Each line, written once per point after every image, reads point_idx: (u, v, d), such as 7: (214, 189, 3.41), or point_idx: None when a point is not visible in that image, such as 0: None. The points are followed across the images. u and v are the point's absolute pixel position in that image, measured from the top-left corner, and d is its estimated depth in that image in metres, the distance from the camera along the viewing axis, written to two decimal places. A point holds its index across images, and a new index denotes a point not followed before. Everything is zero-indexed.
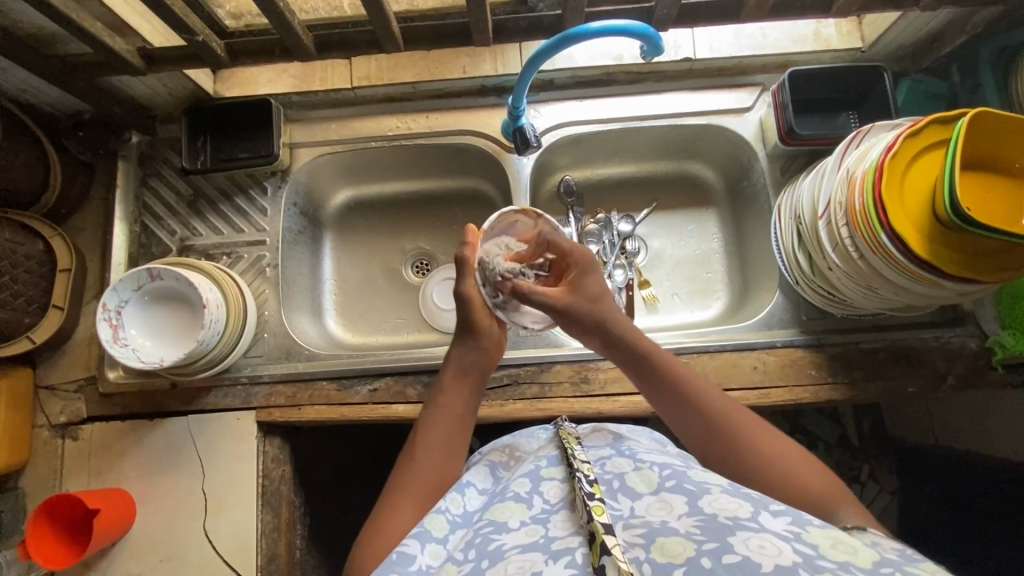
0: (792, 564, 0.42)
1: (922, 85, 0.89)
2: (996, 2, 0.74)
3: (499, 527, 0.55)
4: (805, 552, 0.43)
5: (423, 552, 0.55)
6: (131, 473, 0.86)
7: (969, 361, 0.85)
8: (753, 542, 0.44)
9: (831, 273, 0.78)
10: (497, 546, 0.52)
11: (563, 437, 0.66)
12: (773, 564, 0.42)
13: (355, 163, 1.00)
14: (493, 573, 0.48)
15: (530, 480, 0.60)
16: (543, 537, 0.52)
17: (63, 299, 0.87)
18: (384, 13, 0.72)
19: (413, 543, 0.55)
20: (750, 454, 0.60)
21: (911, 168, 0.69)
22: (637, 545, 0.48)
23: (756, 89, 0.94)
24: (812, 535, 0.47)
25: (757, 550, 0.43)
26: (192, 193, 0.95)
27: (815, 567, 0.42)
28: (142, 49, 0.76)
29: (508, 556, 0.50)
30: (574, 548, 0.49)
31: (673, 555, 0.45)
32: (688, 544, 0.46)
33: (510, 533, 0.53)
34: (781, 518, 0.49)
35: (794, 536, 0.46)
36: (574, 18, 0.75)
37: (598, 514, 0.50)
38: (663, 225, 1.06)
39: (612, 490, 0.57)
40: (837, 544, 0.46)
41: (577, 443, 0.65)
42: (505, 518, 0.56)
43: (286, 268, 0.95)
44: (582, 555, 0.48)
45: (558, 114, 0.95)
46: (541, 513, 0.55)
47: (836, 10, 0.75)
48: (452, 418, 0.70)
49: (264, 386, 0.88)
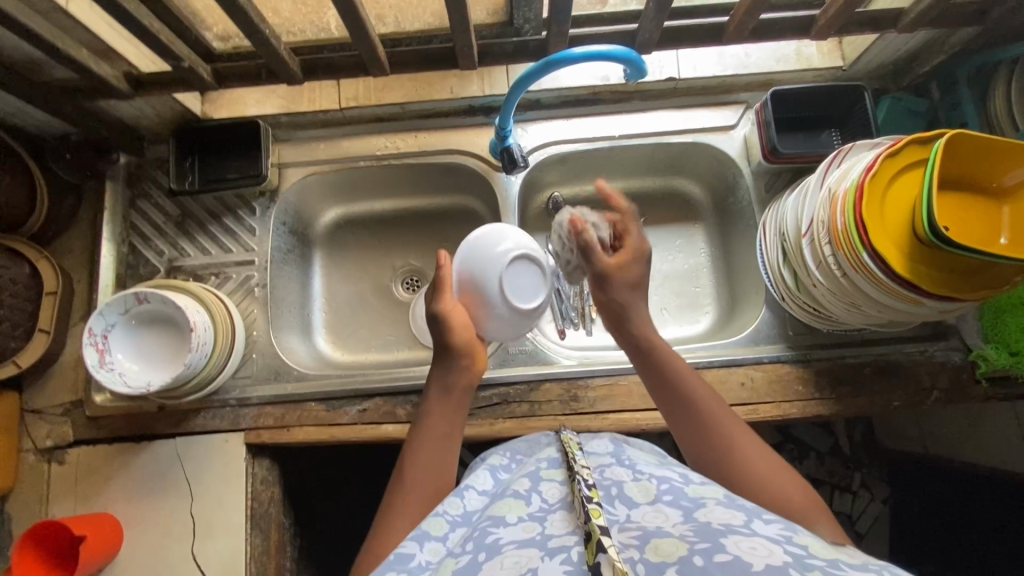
0: (782, 565, 0.43)
1: (903, 102, 0.90)
2: (970, 23, 0.75)
3: (497, 520, 0.56)
4: (795, 553, 0.46)
5: (422, 549, 0.56)
6: (119, 496, 0.86)
7: (954, 374, 0.86)
8: (744, 544, 0.46)
9: (815, 290, 0.79)
10: (494, 539, 0.53)
11: (565, 443, 0.67)
12: (763, 564, 0.43)
13: (343, 182, 1.00)
14: (489, 566, 0.49)
15: (531, 480, 0.61)
16: (539, 534, 0.52)
17: (50, 322, 0.86)
18: (370, 39, 0.73)
19: (412, 543, 0.56)
20: (737, 465, 0.64)
21: (892, 188, 0.70)
22: (631, 546, 0.48)
23: (740, 107, 0.95)
24: (802, 538, 0.49)
25: (747, 551, 0.45)
26: (181, 213, 0.95)
27: (805, 566, 0.44)
28: (129, 75, 0.77)
29: (505, 551, 0.50)
30: (570, 545, 0.49)
31: (667, 555, 0.46)
32: (681, 545, 0.46)
33: (507, 527, 0.54)
34: (773, 524, 0.51)
35: (785, 539, 0.48)
36: (558, 43, 0.76)
37: (595, 516, 0.49)
38: (652, 240, 1.06)
39: (611, 495, 0.57)
40: (825, 547, 0.49)
41: (578, 448, 0.65)
42: (503, 512, 0.57)
43: (275, 287, 0.95)
44: (578, 552, 0.48)
45: (546, 133, 0.96)
46: (538, 511, 0.56)
47: (816, 33, 0.76)
48: (442, 435, 0.71)
49: (253, 408, 0.88)
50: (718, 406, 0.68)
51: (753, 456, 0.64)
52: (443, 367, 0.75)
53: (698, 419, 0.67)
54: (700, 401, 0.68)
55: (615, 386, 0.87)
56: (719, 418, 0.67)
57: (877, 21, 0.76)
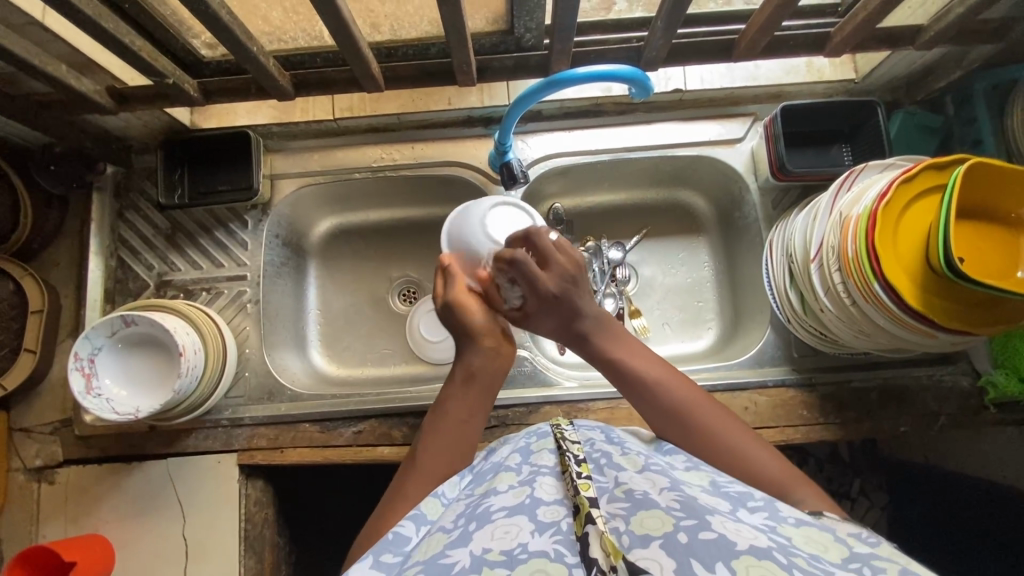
0: (767, 547, 0.44)
1: (917, 118, 0.87)
2: (991, 41, 0.72)
3: (490, 492, 0.56)
4: (780, 541, 0.46)
5: (418, 531, 0.56)
6: (110, 517, 0.84)
7: (961, 399, 0.84)
8: (730, 525, 0.46)
9: (823, 314, 0.77)
10: (485, 509, 0.53)
11: (555, 419, 0.66)
12: (748, 544, 0.44)
13: (338, 193, 0.97)
14: (479, 537, 0.49)
15: (521, 454, 0.62)
16: (528, 498, 0.53)
17: (36, 342, 0.84)
18: (363, 55, 0.70)
19: (409, 524, 0.56)
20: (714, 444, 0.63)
21: (905, 215, 0.67)
22: (618, 516, 0.48)
23: (747, 120, 0.92)
24: (786, 529, 0.49)
25: (733, 531, 0.45)
26: (170, 226, 0.92)
27: (789, 554, 0.44)
28: (111, 89, 0.74)
29: (495, 519, 0.51)
30: (559, 518, 0.49)
31: (652, 528, 0.46)
32: (666, 520, 0.46)
33: (499, 496, 0.55)
34: (757, 514, 0.51)
35: (770, 529, 0.48)
36: (561, 60, 0.73)
37: (584, 489, 0.50)
38: (654, 253, 1.04)
39: (600, 464, 0.57)
40: (809, 541, 0.48)
41: (568, 423, 0.64)
42: (495, 484, 0.57)
43: (268, 302, 0.92)
44: (568, 523, 0.48)
45: (548, 145, 0.93)
46: (529, 475, 0.57)
47: (830, 49, 0.73)
48: (458, 422, 0.67)
49: (246, 428, 0.86)
50: (691, 395, 0.66)
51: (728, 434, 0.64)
52: (472, 349, 0.71)
53: (673, 411, 0.65)
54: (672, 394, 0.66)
55: (615, 409, 0.85)
56: (697, 405, 0.66)
57: (895, 37, 0.73)
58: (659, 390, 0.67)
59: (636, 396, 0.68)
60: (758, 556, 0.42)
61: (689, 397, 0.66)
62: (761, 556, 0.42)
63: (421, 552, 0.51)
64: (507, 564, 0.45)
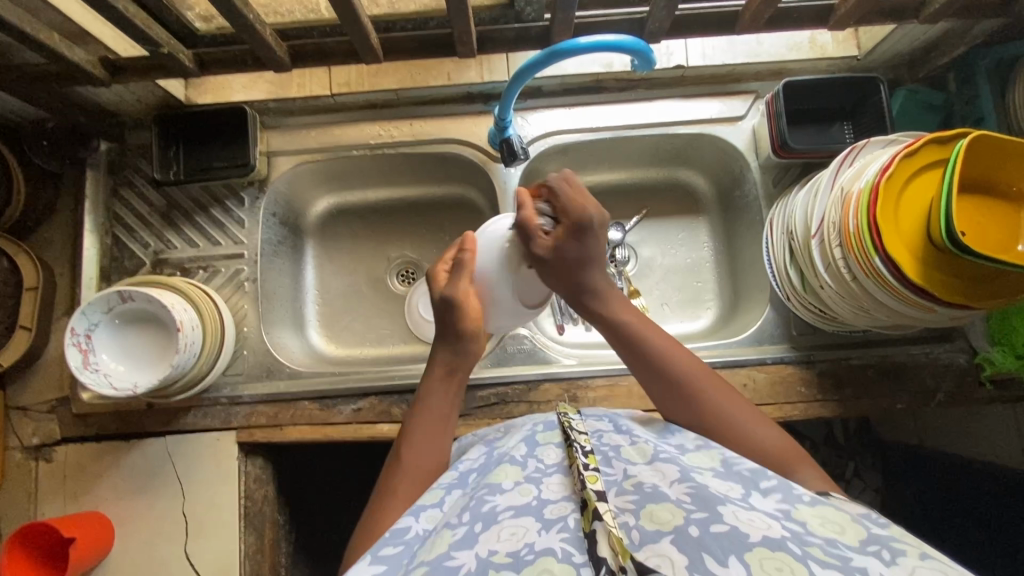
0: (780, 537, 0.44)
1: (919, 96, 0.87)
2: (994, 15, 0.72)
3: (492, 487, 0.55)
4: (794, 529, 0.46)
5: (418, 520, 0.55)
6: (110, 495, 0.84)
7: (958, 376, 0.85)
8: (742, 515, 0.46)
9: (822, 291, 0.77)
10: (490, 507, 0.53)
11: (563, 407, 0.66)
12: (761, 535, 0.44)
13: (335, 171, 0.97)
14: (485, 538, 0.50)
15: (527, 445, 0.61)
16: (535, 498, 0.53)
17: (31, 320, 0.83)
18: (362, 25, 0.68)
19: (407, 515, 0.55)
20: (712, 412, 0.64)
21: (907, 189, 0.67)
22: (627, 511, 0.49)
23: (749, 97, 0.91)
24: (802, 512, 0.49)
25: (745, 522, 0.45)
26: (166, 204, 0.91)
27: (803, 543, 0.44)
28: (104, 60, 0.72)
29: (501, 519, 0.51)
30: (566, 514, 0.51)
31: (663, 522, 0.47)
32: (678, 512, 0.47)
33: (504, 493, 0.54)
34: (771, 496, 0.51)
35: (784, 515, 0.48)
36: (562, 32, 0.72)
37: (591, 483, 0.51)
38: (653, 233, 1.03)
39: (608, 457, 0.57)
40: (825, 522, 0.48)
41: (575, 412, 0.64)
42: (499, 478, 0.56)
43: (265, 281, 0.92)
44: (575, 519, 0.50)
45: (548, 122, 0.92)
46: (535, 473, 0.57)
47: (834, 22, 0.73)
48: (439, 416, 0.68)
49: (245, 406, 0.86)
50: (696, 366, 0.66)
51: (730, 407, 0.64)
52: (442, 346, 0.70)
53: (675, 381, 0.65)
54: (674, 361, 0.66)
55: (615, 386, 0.85)
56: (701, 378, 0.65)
57: (898, 10, 0.72)
58: (664, 355, 0.67)
59: (638, 365, 0.68)
60: (771, 547, 0.43)
61: (695, 371, 0.66)
62: (775, 548, 0.43)
63: (426, 549, 0.50)
64: (514, 566, 0.47)
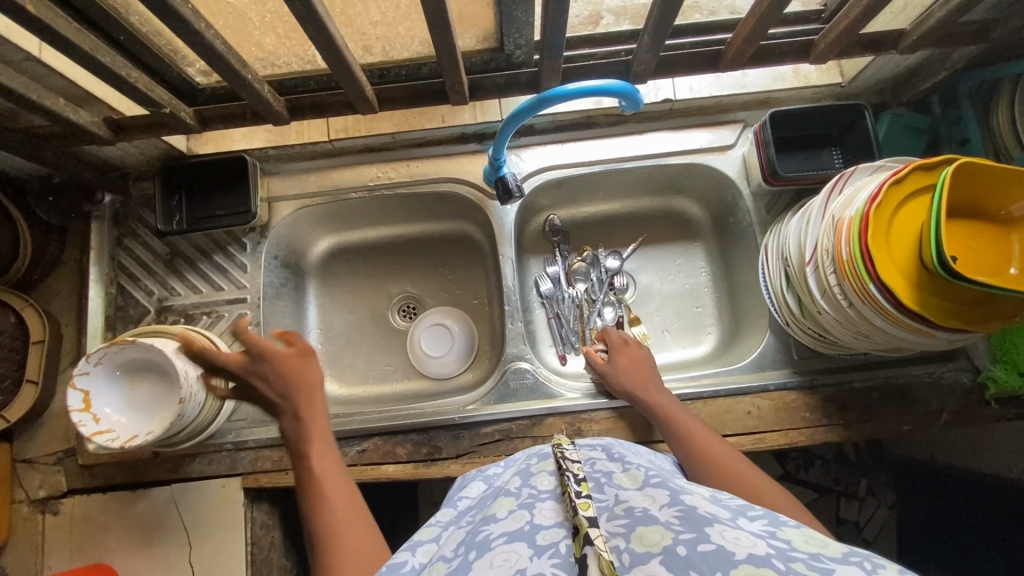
0: (766, 554, 0.43)
1: (904, 120, 0.88)
2: (973, 42, 0.73)
3: (488, 518, 0.55)
4: (778, 546, 0.45)
5: (415, 555, 0.55)
6: (116, 545, 0.84)
7: (963, 396, 0.84)
8: (728, 534, 0.45)
9: (821, 317, 0.77)
10: (484, 536, 0.52)
11: (557, 439, 0.67)
12: (746, 552, 0.42)
13: (335, 213, 0.98)
14: (479, 564, 0.48)
15: (522, 478, 0.62)
16: (528, 524, 0.52)
17: (38, 373, 0.84)
18: (357, 79, 0.71)
19: (403, 551, 0.55)
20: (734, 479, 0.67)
21: (897, 216, 0.68)
22: (618, 535, 0.49)
23: (737, 126, 0.93)
24: (785, 532, 0.48)
25: (731, 541, 0.44)
26: (169, 252, 0.93)
27: (787, 559, 0.43)
28: (107, 121, 0.76)
29: (494, 547, 0.50)
30: (558, 540, 0.49)
31: (652, 544, 0.46)
32: (666, 533, 0.46)
33: (499, 522, 0.54)
34: (757, 521, 0.50)
35: (769, 534, 0.47)
36: (550, 77, 0.75)
37: (583, 509, 0.50)
38: (650, 260, 1.04)
39: (599, 483, 0.59)
40: (809, 540, 0.46)
41: (568, 441, 0.65)
42: (494, 510, 0.56)
43: (269, 324, 0.93)
44: (566, 545, 0.48)
45: (542, 158, 0.94)
46: (528, 499, 0.57)
47: (815, 56, 0.75)
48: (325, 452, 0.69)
49: (250, 451, 0.86)
50: (720, 447, 0.72)
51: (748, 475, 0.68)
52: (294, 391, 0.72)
53: (703, 451, 0.72)
54: (702, 439, 0.73)
55: (619, 419, 0.85)
56: (722, 454, 0.71)
57: (878, 41, 0.74)
58: (695, 438, 0.74)
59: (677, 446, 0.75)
60: (756, 563, 0.41)
61: (717, 447, 0.72)
62: (760, 564, 0.41)
63: None
64: None
